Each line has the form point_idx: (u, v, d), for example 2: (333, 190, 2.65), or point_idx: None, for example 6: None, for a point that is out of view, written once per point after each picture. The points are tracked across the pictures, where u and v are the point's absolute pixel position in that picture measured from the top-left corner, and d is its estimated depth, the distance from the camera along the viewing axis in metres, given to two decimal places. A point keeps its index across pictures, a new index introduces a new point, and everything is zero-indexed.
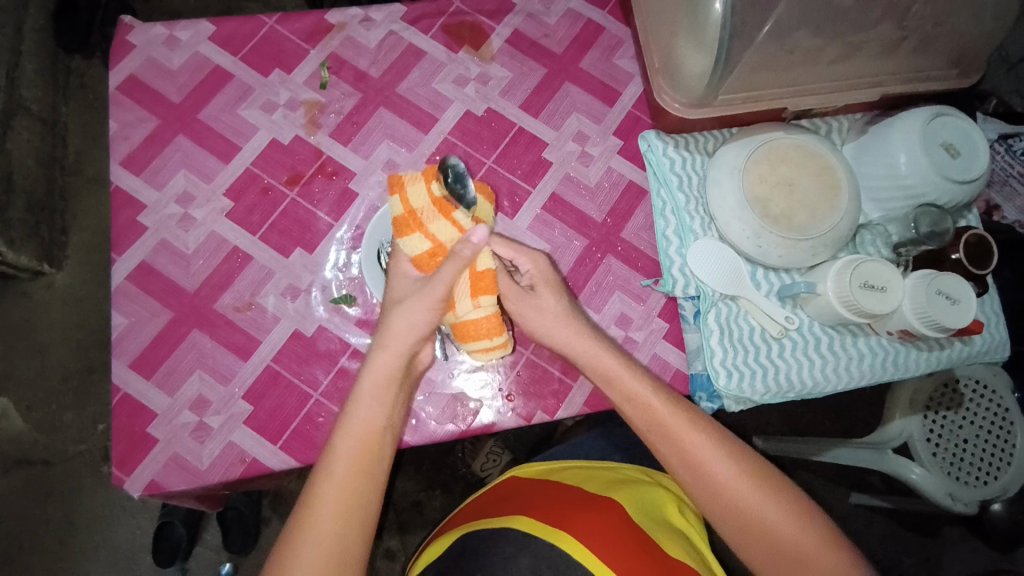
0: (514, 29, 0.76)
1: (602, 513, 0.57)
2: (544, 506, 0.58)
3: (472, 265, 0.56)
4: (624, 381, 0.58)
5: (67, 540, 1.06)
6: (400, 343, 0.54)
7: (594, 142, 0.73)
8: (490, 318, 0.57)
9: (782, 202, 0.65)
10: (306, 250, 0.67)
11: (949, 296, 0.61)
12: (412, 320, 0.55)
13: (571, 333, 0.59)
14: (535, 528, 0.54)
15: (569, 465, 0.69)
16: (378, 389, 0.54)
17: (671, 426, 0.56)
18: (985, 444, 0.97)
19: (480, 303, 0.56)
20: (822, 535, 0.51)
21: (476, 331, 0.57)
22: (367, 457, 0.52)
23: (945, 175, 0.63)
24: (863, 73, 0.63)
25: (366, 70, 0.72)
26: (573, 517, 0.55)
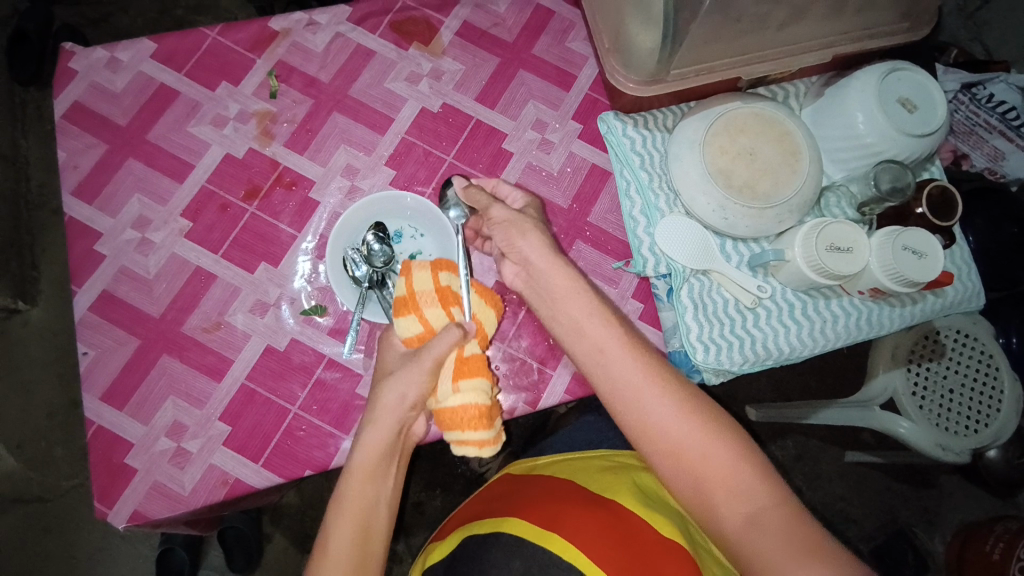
0: (463, 21, 0.75)
1: (600, 509, 0.56)
2: (539, 504, 0.58)
3: (461, 349, 0.56)
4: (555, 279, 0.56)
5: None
6: (390, 419, 0.54)
7: (553, 128, 0.73)
8: (469, 406, 0.54)
9: (744, 172, 0.65)
10: (271, 264, 0.66)
11: (916, 251, 0.61)
12: (402, 394, 0.54)
13: (549, 259, 0.57)
14: (527, 532, 0.54)
15: (564, 458, 0.69)
16: (366, 471, 0.52)
17: (616, 351, 0.53)
18: (971, 392, 0.98)
19: (460, 387, 0.55)
20: (715, 436, 0.49)
21: (453, 417, 0.55)
22: (365, 528, 0.51)
23: (901, 131, 0.63)
24: (813, 35, 0.62)
25: (315, 76, 0.71)
26: (567, 516, 0.55)
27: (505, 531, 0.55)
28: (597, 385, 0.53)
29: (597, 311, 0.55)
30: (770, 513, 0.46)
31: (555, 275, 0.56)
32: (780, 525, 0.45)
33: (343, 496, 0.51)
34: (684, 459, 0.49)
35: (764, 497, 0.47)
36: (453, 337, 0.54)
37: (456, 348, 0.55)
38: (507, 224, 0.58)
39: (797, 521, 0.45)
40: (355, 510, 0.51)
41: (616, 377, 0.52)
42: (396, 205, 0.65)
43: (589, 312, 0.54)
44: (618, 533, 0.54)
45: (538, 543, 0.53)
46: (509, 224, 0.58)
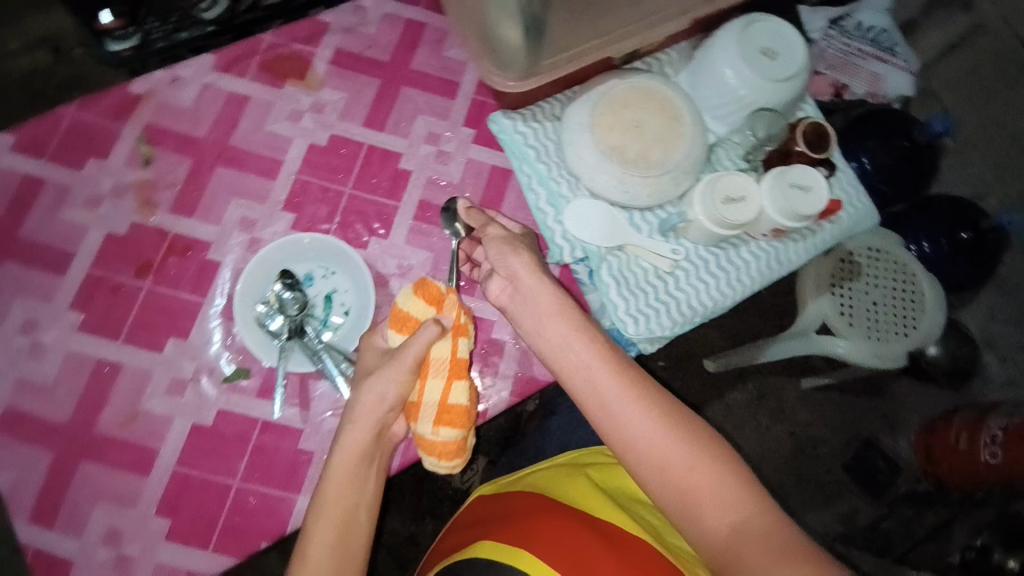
0: (335, 48, 0.72)
1: (562, 514, 0.57)
2: (511, 523, 0.57)
3: (446, 393, 0.56)
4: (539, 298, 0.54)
5: None
6: (367, 418, 0.53)
7: (447, 138, 0.72)
8: (443, 445, 0.57)
9: (634, 144, 0.66)
10: (179, 337, 0.63)
11: (801, 186, 0.64)
12: (381, 393, 0.53)
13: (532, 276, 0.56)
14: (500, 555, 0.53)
15: (539, 467, 0.69)
16: (341, 476, 0.52)
17: (599, 368, 0.50)
18: (895, 302, 1.04)
19: (438, 430, 0.56)
20: (702, 452, 0.46)
21: (429, 448, 0.57)
22: (346, 526, 0.52)
23: (767, 79, 0.67)
24: (670, 4, 0.63)
25: (190, 134, 0.68)
26: (537, 531, 0.54)
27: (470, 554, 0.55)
28: (585, 407, 0.50)
29: (574, 329, 0.53)
30: (766, 525, 0.43)
31: (543, 293, 0.55)
32: (781, 543, 0.42)
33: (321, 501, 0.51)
34: (673, 478, 0.46)
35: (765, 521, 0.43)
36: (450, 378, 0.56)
37: (443, 391, 0.56)
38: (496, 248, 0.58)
39: (786, 535, 0.43)
40: (335, 515, 0.51)
41: (605, 396, 0.49)
42: (298, 248, 0.63)
43: (569, 338, 0.52)
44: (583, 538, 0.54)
45: (504, 562, 0.52)
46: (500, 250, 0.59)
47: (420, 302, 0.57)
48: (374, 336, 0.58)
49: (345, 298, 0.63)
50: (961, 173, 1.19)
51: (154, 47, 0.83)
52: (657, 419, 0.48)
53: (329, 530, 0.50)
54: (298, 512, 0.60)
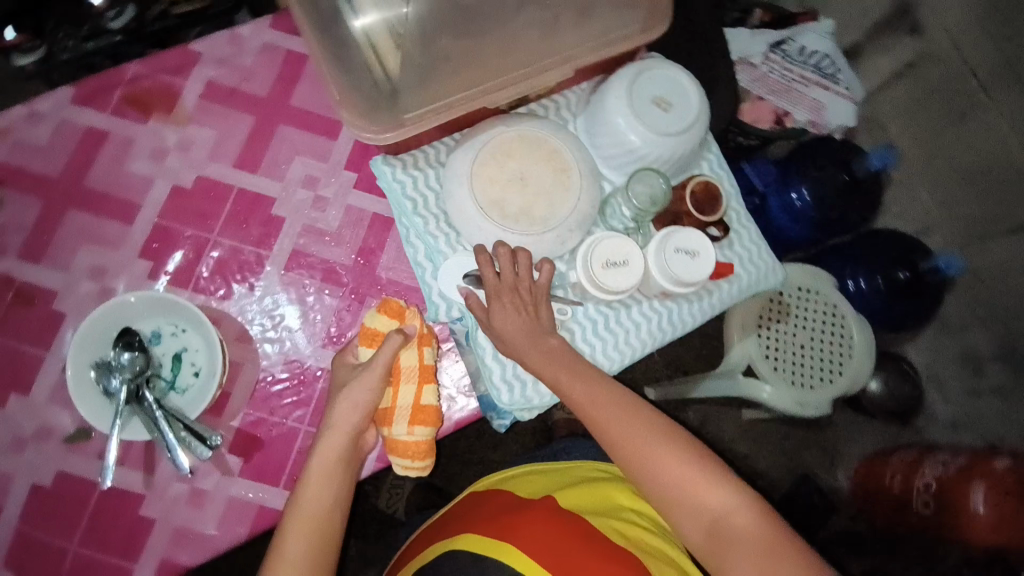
0: (208, 80, 0.68)
1: (546, 514, 0.60)
2: (493, 518, 0.61)
3: (417, 396, 0.59)
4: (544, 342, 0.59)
5: None
6: (345, 423, 0.56)
7: (326, 182, 0.68)
8: (419, 443, 0.60)
9: (517, 199, 0.63)
10: (22, 392, 0.59)
11: (687, 251, 0.61)
12: (354, 400, 0.57)
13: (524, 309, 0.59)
14: (483, 548, 0.57)
15: (525, 472, 0.74)
16: (323, 480, 0.55)
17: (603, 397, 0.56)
18: (822, 345, 1.03)
19: (413, 429, 0.59)
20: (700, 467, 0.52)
21: (405, 453, 0.60)
22: (323, 531, 0.53)
23: (658, 133, 0.63)
24: (545, 54, 0.58)
25: (43, 173, 0.64)
26: (522, 525, 0.59)
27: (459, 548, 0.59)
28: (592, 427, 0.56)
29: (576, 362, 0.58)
30: (735, 520, 0.50)
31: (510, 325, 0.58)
32: (750, 532, 0.49)
33: (300, 502, 0.54)
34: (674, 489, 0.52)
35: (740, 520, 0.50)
36: (426, 380, 0.60)
37: (415, 392, 0.59)
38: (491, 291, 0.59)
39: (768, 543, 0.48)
40: (307, 522, 0.53)
41: (602, 417, 0.55)
42: (126, 309, 0.57)
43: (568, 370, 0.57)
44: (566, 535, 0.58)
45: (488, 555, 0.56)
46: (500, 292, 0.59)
47: (383, 316, 0.61)
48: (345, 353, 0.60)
49: (196, 358, 0.60)
50: (908, 207, 1.11)
51: (62, 58, 0.82)
52: (654, 436, 0.54)
53: (313, 520, 0.53)
54: None
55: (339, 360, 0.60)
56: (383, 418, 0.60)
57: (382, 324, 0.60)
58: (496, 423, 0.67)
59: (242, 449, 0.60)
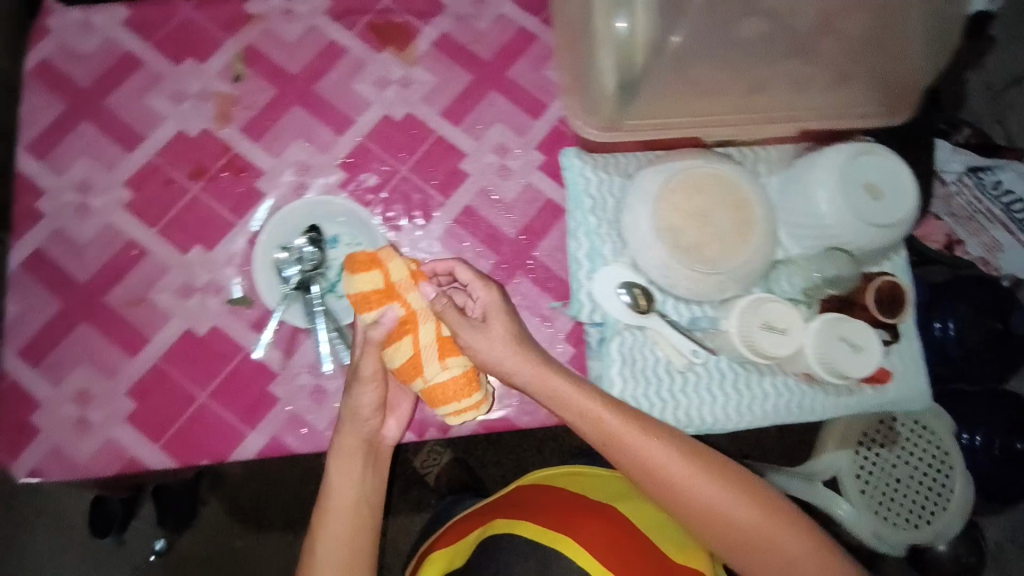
0: (443, 32, 0.73)
1: (604, 522, 0.62)
2: (547, 509, 0.64)
3: (437, 330, 0.56)
4: (575, 400, 0.56)
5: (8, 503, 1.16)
6: (357, 425, 0.59)
7: (515, 155, 0.71)
8: (458, 378, 0.56)
9: (693, 233, 0.63)
10: (205, 247, 0.65)
11: (852, 343, 0.60)
12: (359, 400, 0.58)
13: (513, 353, 0.56)
14: (541, 537, 0.61)
15: (571, 468, 0.73)
16: (343, 461, 0.59)
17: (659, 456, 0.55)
18: (917, 486, 0.98)
19: (449, 364, 0.55)
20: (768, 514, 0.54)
21: (446, 397, 0.56)
22: (356, 521, 0.59)
23: (861, 218, 0.60)
24: (780, 107, 0.57)
25: (283, 66, 0.70)
26: (581, 526, 0.61)
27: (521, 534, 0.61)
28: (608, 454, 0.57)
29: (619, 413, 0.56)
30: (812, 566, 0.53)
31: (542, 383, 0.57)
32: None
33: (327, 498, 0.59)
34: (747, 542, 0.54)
35: (760, 527, 0.54)
36: (448, 311, 0.55)
37: (433, 324, 0.56)
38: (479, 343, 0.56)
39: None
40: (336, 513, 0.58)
41: (618, 446, 0.55)
42: (330, 208, 0.66)
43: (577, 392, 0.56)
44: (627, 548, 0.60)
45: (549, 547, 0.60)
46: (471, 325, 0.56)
47: (357, 275, 0.55)
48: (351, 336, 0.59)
49: None
50: None
51: None
52: (674, 468, 0.55)
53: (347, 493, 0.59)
54: (244, 447, 0.62)
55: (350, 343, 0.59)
56: (404, 374, 0.56)
57: (363, 282, 0.54)
58: None
59: None
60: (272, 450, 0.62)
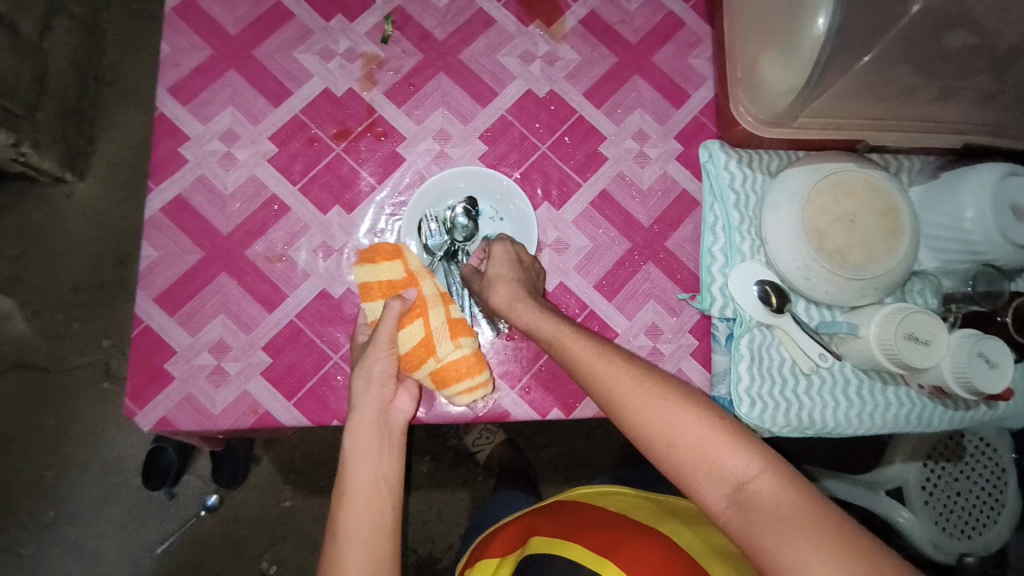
0: (591, 10, 0.72)
1: (647, 542, 0.61)
2: (584, 531, 0.64)
3: (448, 312, 0.58)
4: (591, 361, 0.52)
5: (57, 447, 1.17)
6: (372, 401, 0.55)
7: (654, 143, 0.70)
8: (469, 356, 0.57)
9: (839, 237, 0.62)
10: (344, 209, 0.65)
11: (988, 360, 0.60)
12: (369, 372, 0.55)
13: (529, 312, 0.56)
14: (578, 555, 0.60)
15: (612, 491, 0.74)
16: (365, 443, 0.54)
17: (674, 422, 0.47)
18: (977, 499, 1.01)
19: (458, 342, 0.57)
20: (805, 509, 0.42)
21: (457, 374, 0.56)
22: (376, 506, 0.52)
23: (1012, 238, 0.61)
24: (951, 118, 0.57)
25: (430, 31, 0.69)
26: (620, 547, 0.60)
27: (562, 555, 0.60)
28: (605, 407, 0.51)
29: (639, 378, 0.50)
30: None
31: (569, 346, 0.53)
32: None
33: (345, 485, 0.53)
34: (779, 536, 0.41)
35: (767, 489, 0.43)
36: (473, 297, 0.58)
37: (443, 304, 0.57)
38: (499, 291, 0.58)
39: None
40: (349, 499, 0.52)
41: (612, 391, 0.50)
42: (493, 185, 0.64)
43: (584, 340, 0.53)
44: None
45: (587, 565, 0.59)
46: (490, 289, 0.58)
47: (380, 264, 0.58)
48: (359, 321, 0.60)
49: None
50: None
51: None
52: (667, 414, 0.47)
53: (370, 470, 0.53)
54: None
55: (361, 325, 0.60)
56: (414, 358, 0.56)
57: (378, 273, 0.58)
58: None
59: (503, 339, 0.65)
60: None
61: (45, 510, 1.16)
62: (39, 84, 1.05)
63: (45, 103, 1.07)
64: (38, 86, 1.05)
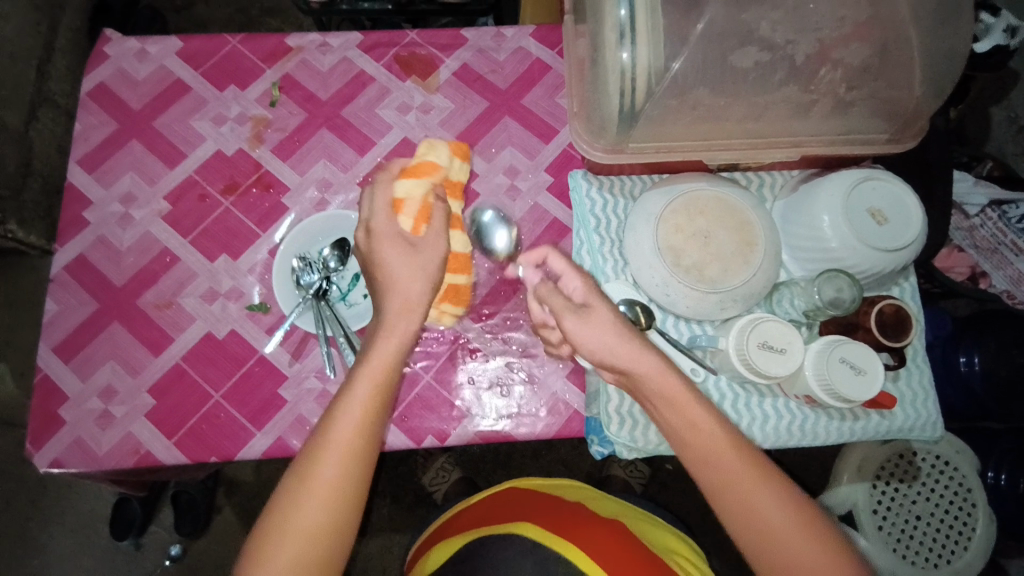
0: (463, 63, 0.78)
1: (603, 528, 0.63)
2: (544, 514, 0.65)
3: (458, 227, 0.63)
4: (673, 396, 0.54)
5: (38, 502, 1.18)
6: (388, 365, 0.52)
7: (525, 176, 0.75)
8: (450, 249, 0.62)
9: (694, 253, 0.64)
10: (230, 256, 0.70)
11: (854, 366, 0.59)
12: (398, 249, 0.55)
13: (635, 351, 0.54)
14: (536, 535, 0.61)
15: (568, 483, 0.74)
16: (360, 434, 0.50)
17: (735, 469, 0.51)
18: (942, 524, 0.92)
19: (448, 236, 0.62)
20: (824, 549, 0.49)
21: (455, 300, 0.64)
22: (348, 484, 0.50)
23: (866, 243, 0.61)
24: (778, 133, 0.60)
25: (315, 92, 0.76)
26: (580, 532, 0.61)
27: (516, 531, 0.62)
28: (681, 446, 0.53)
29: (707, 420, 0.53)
30: None
31: (664, 402, 0.54)
32: None
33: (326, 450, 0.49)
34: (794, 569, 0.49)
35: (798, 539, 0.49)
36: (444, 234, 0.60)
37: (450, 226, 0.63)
38: (591, 337, 0.55)
39: None
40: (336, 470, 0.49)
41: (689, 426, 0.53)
42: (343, 223, 0.69)
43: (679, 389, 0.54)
44: (629, 560, 0.59)
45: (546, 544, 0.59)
46: (593, 340, 0.55)
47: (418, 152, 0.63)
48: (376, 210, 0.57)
49: None
50: None
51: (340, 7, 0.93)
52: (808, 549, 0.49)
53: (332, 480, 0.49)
54: (251, 447, 0.64)
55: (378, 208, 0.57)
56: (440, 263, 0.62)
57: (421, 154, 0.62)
58: (594, 449, 0.67)
59: None
60: (276, 450, 0.64)
61: (25, 561, 1.16)
62: (22, 165, 1.09)
63: (30, 183, 1.10)
64: (21, 167, 1.08)
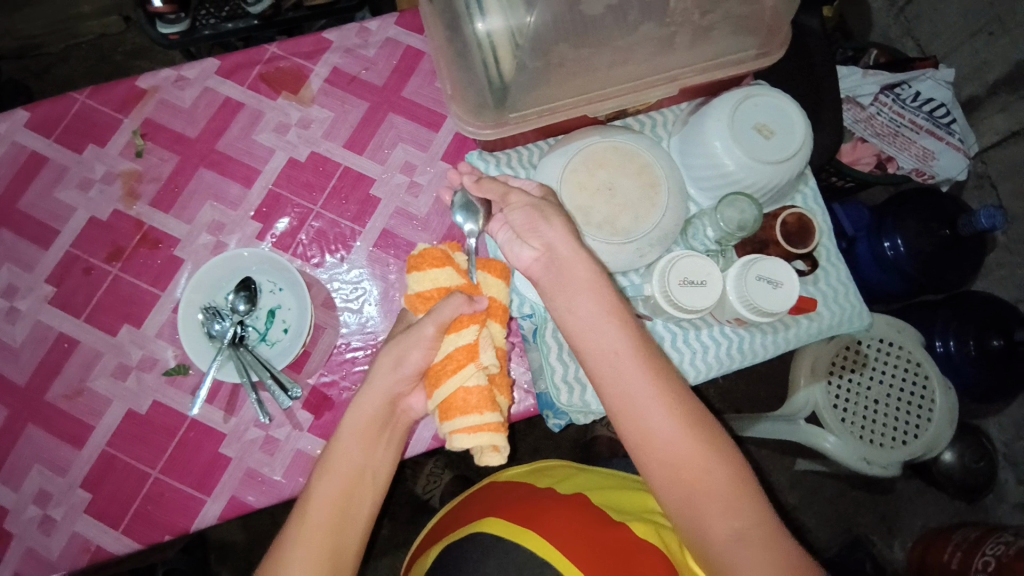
0: (333, 67, 0.74)
1: (570, 506, 0.63)
2: (513, 506, 0.64)
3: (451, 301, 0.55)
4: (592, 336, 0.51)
5: None
6: (372, 400, 0.53)
7: (422, 170, 0.73)
8: (456, 358, 0.53)
9: (602, 207, 0.63)
10: (134, 324, 0.66)
11: (771, 280, 0.61)
12: (402, 356, 0.54)
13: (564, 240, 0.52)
14: (504, 531, 0.60)
15: (537, 466, 0.74)
16: (337, 475, 0.51)
17: (647, 405, 0.49)
18: (898, 400, 0.97)
19: (450, 337, 0.53)
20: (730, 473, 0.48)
21: (466, 407, 0.51)
22: (340, 523, 0.50)
23: (759, 159, 0.62)
24: (653, 71, 0.59)
25: (182, 132, 0.71)
26: (543, 518, 0.60)
27: (485, 530, 0.61)
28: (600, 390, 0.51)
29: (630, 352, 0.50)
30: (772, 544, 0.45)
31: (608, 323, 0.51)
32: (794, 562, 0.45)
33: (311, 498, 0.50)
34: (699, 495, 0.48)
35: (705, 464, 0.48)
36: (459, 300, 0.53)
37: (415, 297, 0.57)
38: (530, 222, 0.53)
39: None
40: (319, 527, 0.49)
41: (604, 361, 0.51)
42: (244, 262, 0.66)
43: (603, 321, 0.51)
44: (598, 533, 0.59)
45: (508, 538, 0.59)
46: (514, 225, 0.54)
47: (429, 269, 0.57)
48: (435, 313, 0.52)
49: (287, 316, 0.66)
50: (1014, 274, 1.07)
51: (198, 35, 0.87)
52: (750, 517, 0.46)
53: (321, 520, 0.50)
54: (205, 513, 0.62)
55: (434, 313, 0.52)
56: (450, 364, 0.53)
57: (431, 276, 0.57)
58: (551, 423, 0.66)
59: (314, 405, 0.65)
60: (232, 510, 0.62)
61: None
62: None
63: None
64: None
